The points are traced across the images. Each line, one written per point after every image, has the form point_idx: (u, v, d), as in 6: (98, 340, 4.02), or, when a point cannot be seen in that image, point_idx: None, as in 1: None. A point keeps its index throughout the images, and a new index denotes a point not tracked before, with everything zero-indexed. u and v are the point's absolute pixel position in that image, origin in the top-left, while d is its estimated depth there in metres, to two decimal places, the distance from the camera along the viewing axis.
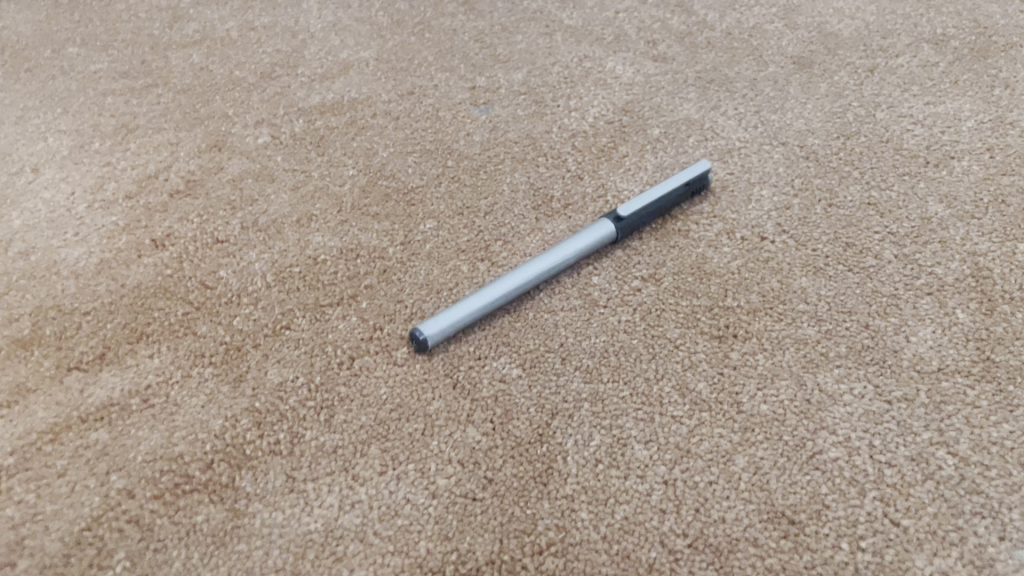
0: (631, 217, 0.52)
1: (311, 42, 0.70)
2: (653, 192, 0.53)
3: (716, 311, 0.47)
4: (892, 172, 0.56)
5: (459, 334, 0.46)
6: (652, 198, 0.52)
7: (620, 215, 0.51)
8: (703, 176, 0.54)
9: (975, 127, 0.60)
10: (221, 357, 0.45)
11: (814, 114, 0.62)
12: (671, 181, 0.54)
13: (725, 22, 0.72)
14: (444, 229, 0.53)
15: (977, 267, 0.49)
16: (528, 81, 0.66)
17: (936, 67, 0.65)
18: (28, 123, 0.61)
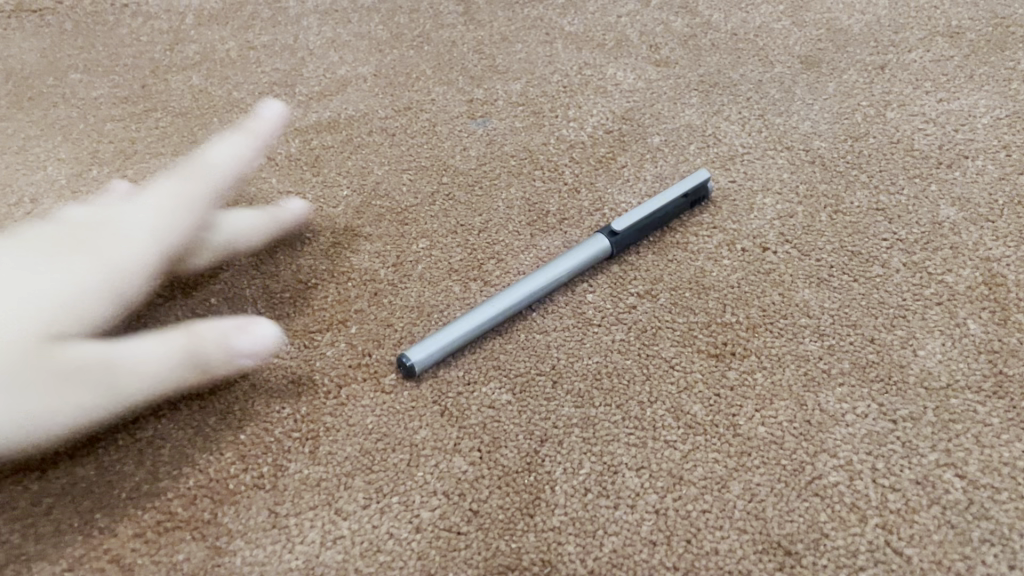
0: (625, 231, 0.50)
1: (310, 60, 0.70)
2: (646, 204, 0.51)
3: (714, 327, 0.46)
4: (903, 174, 0.54)
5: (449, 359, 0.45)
6: (647, 211, 0.51)
7: (613, 230, 0.50)
8: (698, 185, 0.53)
9: (991, 124, 0.57)
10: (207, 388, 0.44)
11: (821, 115, 0.60)
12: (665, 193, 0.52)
13: (730, 22, 0.70)
14: (437, 249, 0.52)
15: (991, 274, 0.47)
16: (526, 92, 0.64)
17: (950, 61, 0.63)
18: (28, 152, 0.62)
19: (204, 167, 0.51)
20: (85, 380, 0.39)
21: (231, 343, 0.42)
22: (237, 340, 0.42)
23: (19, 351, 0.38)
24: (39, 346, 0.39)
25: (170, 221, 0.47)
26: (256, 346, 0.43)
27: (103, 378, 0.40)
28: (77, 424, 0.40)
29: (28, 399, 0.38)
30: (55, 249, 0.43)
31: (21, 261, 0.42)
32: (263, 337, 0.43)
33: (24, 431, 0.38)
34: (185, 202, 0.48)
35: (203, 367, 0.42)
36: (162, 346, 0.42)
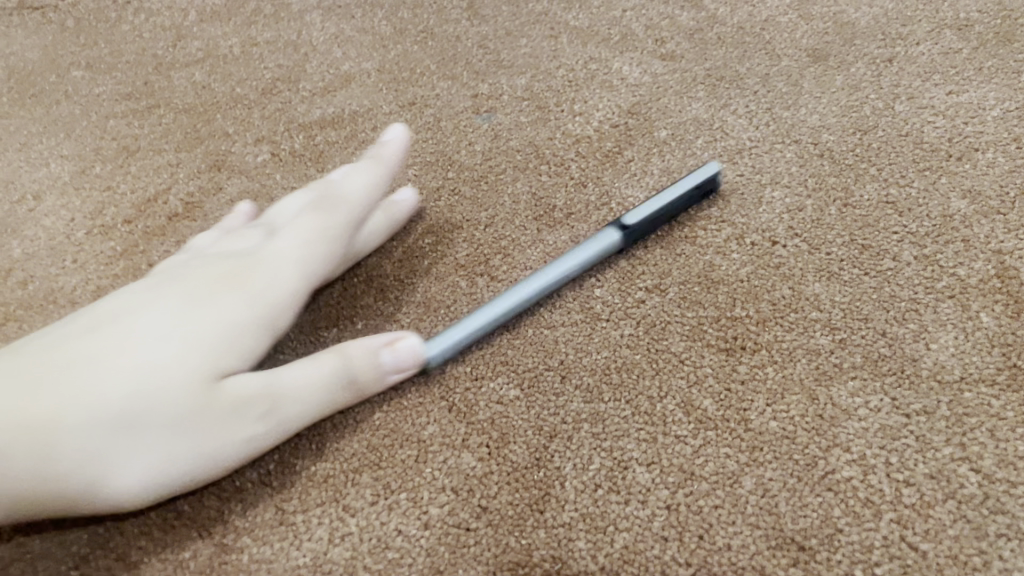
0: (637, 224, 0.50)
1: (314, 56, 0.70)
2: (658, 197, 0.51)
3: (724, 321, 0.45)
4: (913, 167, 0.54)
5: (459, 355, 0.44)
6: (659, 204, 0.50)
7: (625, 223, 0.50)
8: (710, 176, 0.52)
9: (1001, 116, 0.57)
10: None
11: (829, 108, 0.59)
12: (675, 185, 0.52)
13: (736, 16, 0.69)
14: (443, 244, 0.52)
15: (1003, 267, 0.47)
16: (531, 87, 0.64)
17: (959, 53, 0.62)
18: (31, 149, 0.61)
19: (338, 195, 0.48)
20: (240, 413, 0.38)
21: (378, 356, 0.42)
22: (384, 354, 0.42)
23: (183, 386, 0.37)
24: (204, 383, 0.38)
25: (313, 248, 0.45)
26: (405, 360, 0.42)
27: (254, 410, 0.39)
28: (243, 454, 0.39)
29: (185, 440, 0.37)
30: (188, 283, 0.42)
31: (157, 296, 0.41)
32: (410, 349, 0.42)
33: (184, 471, 0.37)
34: (322, 231, 0.46)
35: (352, 388, 0.41)
36: (313, 368, 0.41)
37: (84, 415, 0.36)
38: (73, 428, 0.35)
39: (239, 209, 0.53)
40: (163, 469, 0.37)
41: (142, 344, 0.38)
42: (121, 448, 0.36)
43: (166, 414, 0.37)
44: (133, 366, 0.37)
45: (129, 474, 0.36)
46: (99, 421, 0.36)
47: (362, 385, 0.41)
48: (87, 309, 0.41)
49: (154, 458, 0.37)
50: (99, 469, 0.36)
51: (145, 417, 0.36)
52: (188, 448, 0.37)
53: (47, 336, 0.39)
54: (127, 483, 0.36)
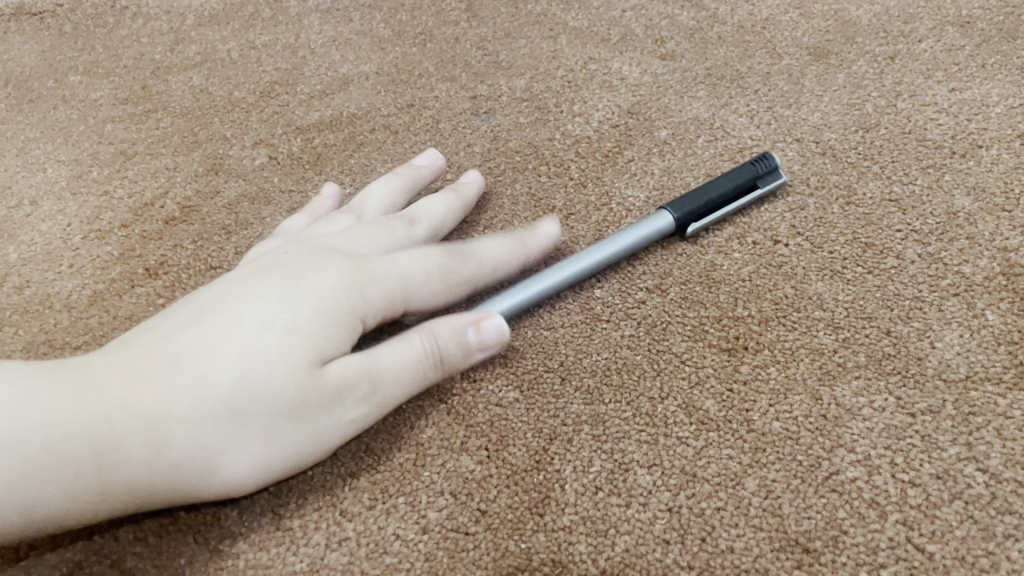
0: (691, 209, 0.50)
1: (312, 59, 0.69)
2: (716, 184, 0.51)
3: (725, 321, 0.45)
4: (916, 164, 0.53)
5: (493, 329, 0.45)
6: (716, 189, 0.50)
7: (680, 207, 0.49)
8: (774, 168, 0.52)
9: (1005, 113, 0.56)
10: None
11: (831, 106, 0.59)
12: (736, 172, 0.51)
13: (737, 15, 0.69)
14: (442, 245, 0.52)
15: (1009, 265, 0.46)
16: (531, 87, 0.64)
17: (962, 50, 0.62)
18: (28, 155, 0.61)
19: (476, 249, 0.47)
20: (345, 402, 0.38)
21: (464, 334, 0.41)
22: (472, 332, 0.42)
23: (286, 370, 0.37)
24: (309, 370, 0.38)
25: (427, 288, 0.45)
26: (491, 338, 0.42)
27: (355, 398, 0.39)
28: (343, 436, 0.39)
29: (292, 428, 0.37)
30: (286, 273, 0.41)
31: (257, 286, 0.40)
32: (494, 328, 0.42)
33: (290, 457, 0.38)
34: (440, 268, 0.45)
35: (440, 364, 0.41)
36: (404, 347, 0.40)
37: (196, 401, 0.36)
38: (186, 417, 0.36)
39: (325, 192, 0.54)
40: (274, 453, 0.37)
41: (245, 331, 0.38)
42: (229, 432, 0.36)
43: (273, 398, 0.37)
44: (241, 352, 0.37)
45: (241, 460, 0.37)
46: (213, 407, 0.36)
47: (451, 360, 0.41)
48: (189, 302, 0.41)
49: (264, 444, 0.37)
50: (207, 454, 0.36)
51: (254, 405, 0.36)
52: (294, 436, 0.37)
53: (151, 329, 0.39)
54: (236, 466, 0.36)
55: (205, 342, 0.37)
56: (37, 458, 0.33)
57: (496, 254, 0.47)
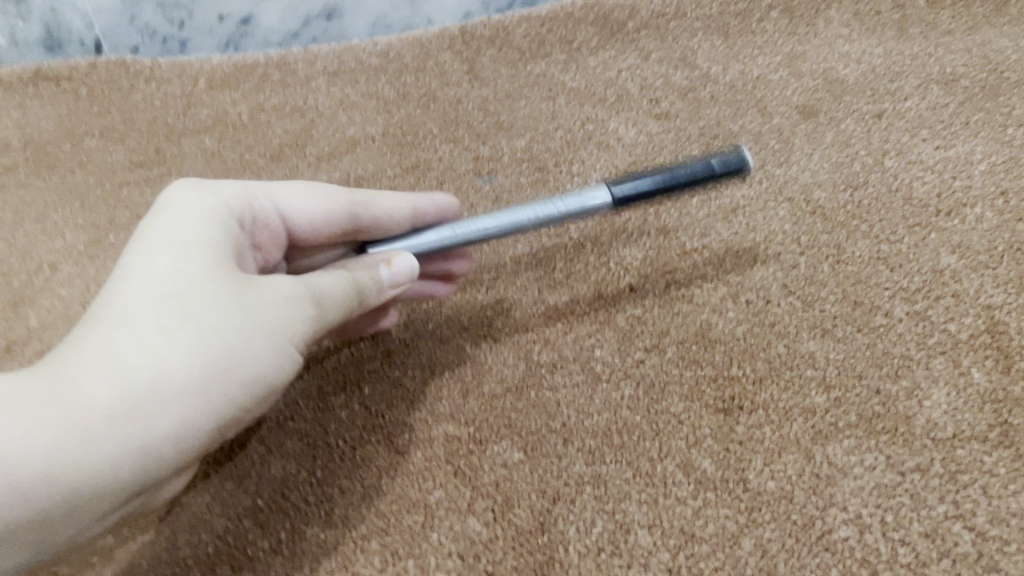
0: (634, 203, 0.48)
1: (320, 122, 0.72)
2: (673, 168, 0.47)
3: (721, 381, 0.46)
4: (903, 223, 0.55)
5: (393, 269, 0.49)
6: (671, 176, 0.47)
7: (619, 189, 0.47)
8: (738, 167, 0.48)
9: (989, 169, 0.58)
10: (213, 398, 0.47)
11: (820, 164, 0.61)
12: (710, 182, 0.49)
13: (729, 74, 0.71)
14: (447, 306, 0.54)
15: (993, 322, 0.48)
16: (531, 148, 0.67)
17: (946, 108, 0.64)
18: (48, 220, 0.64)
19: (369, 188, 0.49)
20: (282, 296, 0.39)
21: (379, 268, 0.45)
22: (387, 267, 0.45)
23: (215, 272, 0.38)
24: (233, 276, 0.38)
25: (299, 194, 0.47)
26: (404, 273, 0.45)
27: (297, 294, 0.40)
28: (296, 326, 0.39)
29: (249, 322, 0.37)
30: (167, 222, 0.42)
31: (147, 227, 0.40)
32: (406, 264, 0.45)
33: (255, 352, 0.38)
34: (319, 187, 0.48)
35: (363, 300, 0.43)
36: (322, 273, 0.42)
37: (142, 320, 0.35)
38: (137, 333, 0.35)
39: None
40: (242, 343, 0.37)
41: (153, 257, 0.38)
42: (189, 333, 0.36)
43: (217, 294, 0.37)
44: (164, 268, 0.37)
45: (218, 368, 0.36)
46: (165, 317, 0.36)
47: (374, 292, 0.44)
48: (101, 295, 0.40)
49: (224, 339, 0.36)
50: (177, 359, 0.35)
51: (196, 302, 0.36)
52: (254, 330, 0.38)
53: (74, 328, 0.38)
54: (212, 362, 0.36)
55: (120, 282, 0.37)
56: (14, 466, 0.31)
57: (392, 201, 0.49)
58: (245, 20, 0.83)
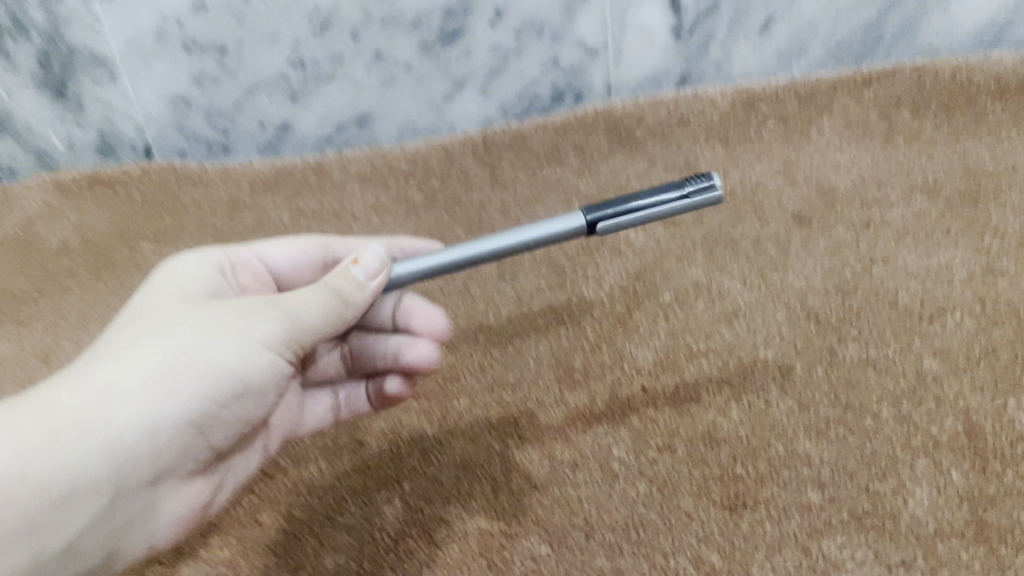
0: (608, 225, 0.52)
1: (356, 226, 0.79)
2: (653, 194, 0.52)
3: (726, 479, 0.52)
4: (889, 328, 0.61)
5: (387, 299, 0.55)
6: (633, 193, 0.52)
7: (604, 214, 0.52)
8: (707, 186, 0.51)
9: (967, 277, 0.64)
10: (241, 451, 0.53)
11: (814, 270, 0.67)
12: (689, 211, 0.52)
13: (729, 181, 0.78)
14: (477, 406, 0.60)
15: (971, 424, 0.53)
16: (549, 253, 0.74)
17: (929, 216, 0.70)
18: (109, 320, 0.70)
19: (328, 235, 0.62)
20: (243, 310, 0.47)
21: (348, 267, 0.51)
22: (355, 264, 0.51)
23: (186, 308, 0.47)
24: (202, 308, 0.47)
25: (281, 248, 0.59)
26: (373, 266, 0.52)
27: (258, 306, 0.47)
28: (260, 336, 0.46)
29: (211, 332, 0.45)
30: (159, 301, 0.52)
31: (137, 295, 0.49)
32: (374, 259, 0.52)
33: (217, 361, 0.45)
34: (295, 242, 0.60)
35: (338, 295, 0.49)
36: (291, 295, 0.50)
37: (124, 345, 0.43)
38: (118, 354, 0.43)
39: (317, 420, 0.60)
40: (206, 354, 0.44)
41: (132, 306, 0.47)
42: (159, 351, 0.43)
43: (185, 321, 0.45)
44: (145, 312, 0.46)
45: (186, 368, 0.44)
46: (140, 340, 0.44)
47: (346, 285, 0.50)
48: None
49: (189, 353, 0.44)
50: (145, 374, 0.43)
51: (167, 327, 0.45)
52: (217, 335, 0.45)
53: None
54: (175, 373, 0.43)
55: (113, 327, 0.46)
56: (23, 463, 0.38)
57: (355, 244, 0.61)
58: (284, 126, 0.90)
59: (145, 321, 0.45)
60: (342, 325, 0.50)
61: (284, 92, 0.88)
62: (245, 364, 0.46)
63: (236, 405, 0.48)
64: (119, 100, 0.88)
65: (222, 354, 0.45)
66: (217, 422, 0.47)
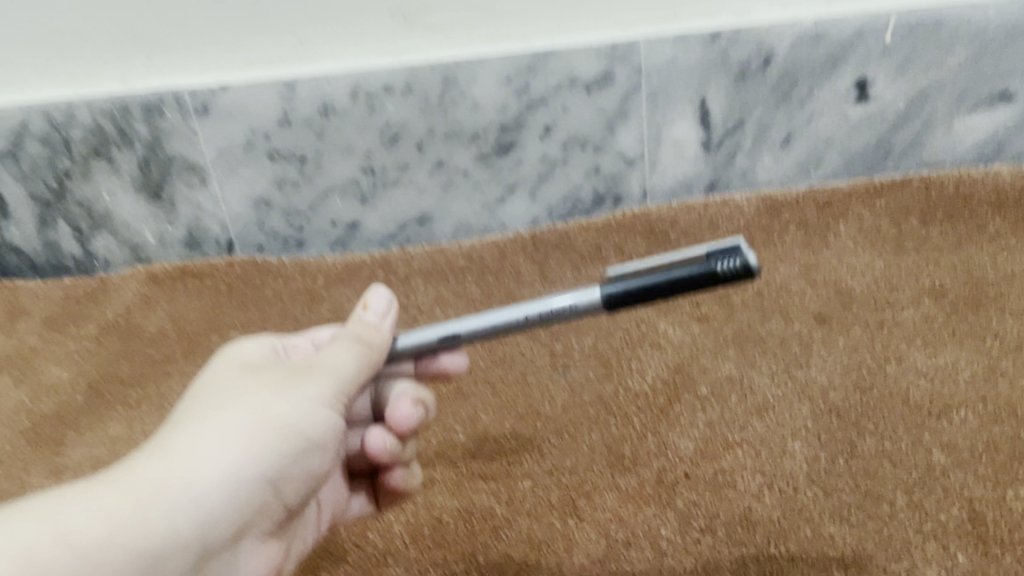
0: (623, 286, 0.56)
1: (422, 319, 0.89)
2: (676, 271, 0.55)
3: (762, 559, 0.60)
4: (902, 423, 0.69)
5: (398, 352, 0.61)
6: (670, 258, 0.57)
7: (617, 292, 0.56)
8: (739, 264, 0.53)
9: (971, 377, 0.72)
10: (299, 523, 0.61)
11: (835, 368, 0.75)
12: (721, 284, 0.54)
13: (757, 282, 0.87)
14: (539, 488, 0.68)
15: (974, 512, 0.61)
16: (596, 346, 0.83)
17: (936, 319, 0.79)
18: None
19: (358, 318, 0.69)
20: (289, 377, 0.55)
21: (361, 313, 0.59)
22: (367, 308, 0.59)
23: (241, 381, 0.54)
24: (254, 378, 0.55)
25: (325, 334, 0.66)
26: (382, 306, 0.60)
27: (303, 371, 0.55)
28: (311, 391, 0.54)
29: (269, 395, 0.53)
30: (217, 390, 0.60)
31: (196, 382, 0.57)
32: (378, 298, 0.60)
33: (284, 412, 0.53)
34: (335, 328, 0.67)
35: (356, 338, 0.58)
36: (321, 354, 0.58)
37: (195, 420, 0.51)
38: (194, 426, 0.50)
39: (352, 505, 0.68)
40: (270, 412, 0.52)
41: (196, 388, 0.55)
42: (228, 414, 0.51)
43: (244, 391, 0.53)
44: (206, 393, 0.53)
45: (254, 430, 0.51)
46: (209, 413, 0.51)
47: (366, 330, 0.58)
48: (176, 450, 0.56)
49: (257, 412, 0.52)
50: (223, 432, 0.50)
51: (230, 398, 0.52)
52: (273, 399, 0.53)
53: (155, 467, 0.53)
54: (249, 429, 0.51)
55: (179, 410, 0.53)
56: (120, 532, 0.45)
57: None
58: (353, 225, 1.01)
59: (210, 397, 0.53)
60: (373, 369, 0.58)
61: (355, 195, 0.98)
62: (304, 421, 0.53)
63: (301, 461, 0.55)
64: (208, 202, 0.98)
65: (282, 414, 0.52)
66: (288, 478, 0.54)
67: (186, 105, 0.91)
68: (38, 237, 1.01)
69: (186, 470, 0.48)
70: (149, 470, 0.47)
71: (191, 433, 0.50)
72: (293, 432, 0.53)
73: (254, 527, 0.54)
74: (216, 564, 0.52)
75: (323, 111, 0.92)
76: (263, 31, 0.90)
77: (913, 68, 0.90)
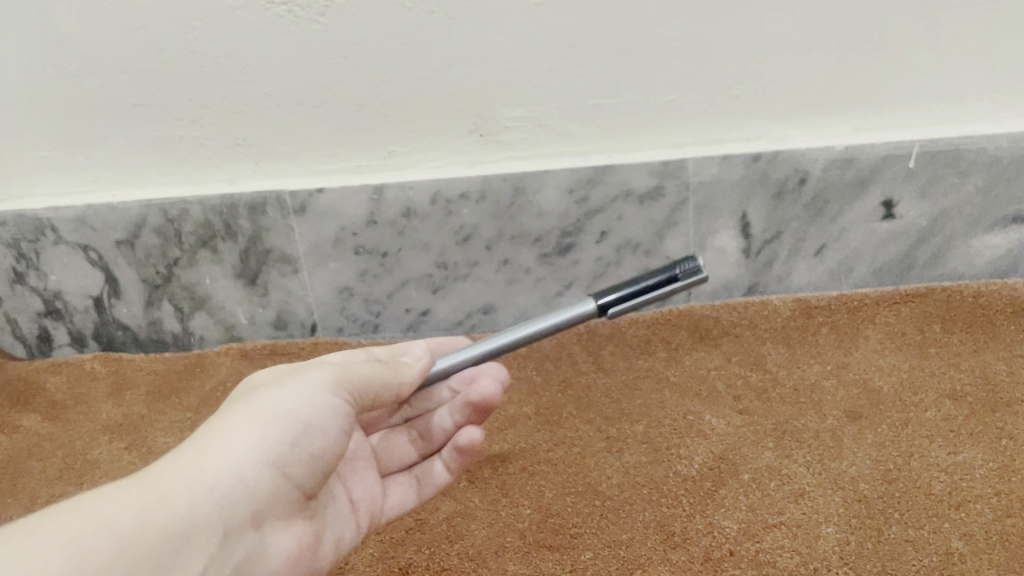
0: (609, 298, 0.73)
1: None
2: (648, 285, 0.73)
3: None
4: (924, 513, 0.77)
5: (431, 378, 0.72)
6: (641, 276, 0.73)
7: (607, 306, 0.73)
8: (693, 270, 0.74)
9: (986, 473, 0.81)
10: (328, 515, 0.69)
11: (863, 460, 0.84)
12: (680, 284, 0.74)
13: (792, 378, 0.97)
14: (598, 559, 0.77)
15: None
16: (648, 432, 0.92)
17: (956, 419, 0.88)
18: None
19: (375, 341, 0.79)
20: (289, 377, 0.65)
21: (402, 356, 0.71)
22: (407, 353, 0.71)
23: (249, 392, 0.65)
24: (260, 387, 0.65)
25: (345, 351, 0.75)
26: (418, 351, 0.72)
27: (299, 373, 0.65)
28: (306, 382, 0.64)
29: (269, 394, 0.63)
30: None
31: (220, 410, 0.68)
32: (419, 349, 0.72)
33: (283, 404, 0.62)
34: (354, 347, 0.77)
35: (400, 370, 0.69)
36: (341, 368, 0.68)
37: (210, 424, 0.61)
38: (206, 429, 0.61)
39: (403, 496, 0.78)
40: (270, 405, 0.62)
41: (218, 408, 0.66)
42: (235, 415, 0.61)
43: (249, 396, 0.63)
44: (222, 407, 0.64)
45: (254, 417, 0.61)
46: (221, 417, 0.62)
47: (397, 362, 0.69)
48: None
49: (258, 407, 0.62)
50: (230, 429, 0.60)
51: (238, 404, 0.63)
52: (273, 392, 0.63)
53: None
54: (252, 421, 0.61)
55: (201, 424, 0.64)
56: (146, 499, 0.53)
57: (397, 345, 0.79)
58: (424, 312, 1.12)
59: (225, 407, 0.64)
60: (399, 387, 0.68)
61: (428, 286, 1.10)
62: (301, 406, 0.62)
63: (308, 448, 0.63)
64: (297, 288, 1.10)
65: (278, 403, 0.62)
66: (296, 459, 0.62)
67: (286, 205, 1.04)
68: (143, 315, 1.13)
69: (197, 455, 0.58)
70: (164, 461, 0.57)
71: (205, 430, 0.60)
72: (290, 415, 0.62)
73: (275, 510, 0.62)
74: (244, 542, 0.59)
75: (405, 213, 1.04)
76: (356, 142, 1.02)
77: (935, 191, 1.01)
